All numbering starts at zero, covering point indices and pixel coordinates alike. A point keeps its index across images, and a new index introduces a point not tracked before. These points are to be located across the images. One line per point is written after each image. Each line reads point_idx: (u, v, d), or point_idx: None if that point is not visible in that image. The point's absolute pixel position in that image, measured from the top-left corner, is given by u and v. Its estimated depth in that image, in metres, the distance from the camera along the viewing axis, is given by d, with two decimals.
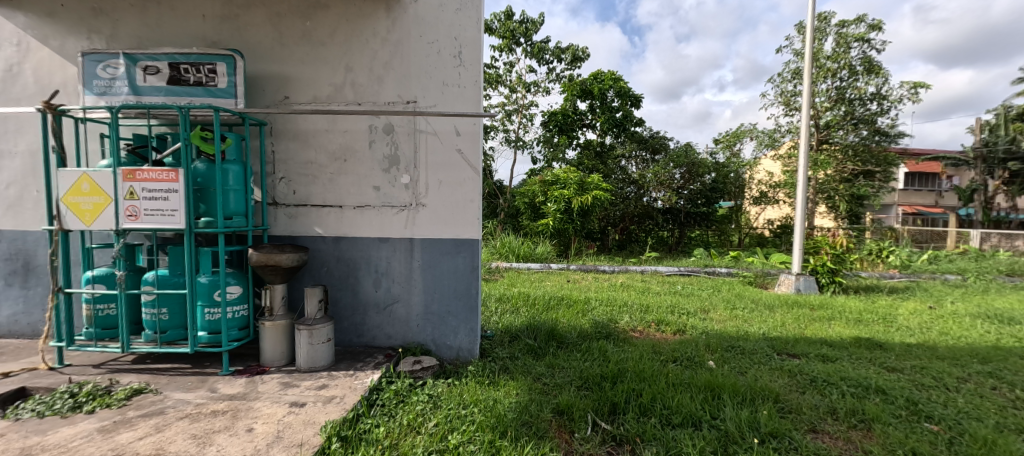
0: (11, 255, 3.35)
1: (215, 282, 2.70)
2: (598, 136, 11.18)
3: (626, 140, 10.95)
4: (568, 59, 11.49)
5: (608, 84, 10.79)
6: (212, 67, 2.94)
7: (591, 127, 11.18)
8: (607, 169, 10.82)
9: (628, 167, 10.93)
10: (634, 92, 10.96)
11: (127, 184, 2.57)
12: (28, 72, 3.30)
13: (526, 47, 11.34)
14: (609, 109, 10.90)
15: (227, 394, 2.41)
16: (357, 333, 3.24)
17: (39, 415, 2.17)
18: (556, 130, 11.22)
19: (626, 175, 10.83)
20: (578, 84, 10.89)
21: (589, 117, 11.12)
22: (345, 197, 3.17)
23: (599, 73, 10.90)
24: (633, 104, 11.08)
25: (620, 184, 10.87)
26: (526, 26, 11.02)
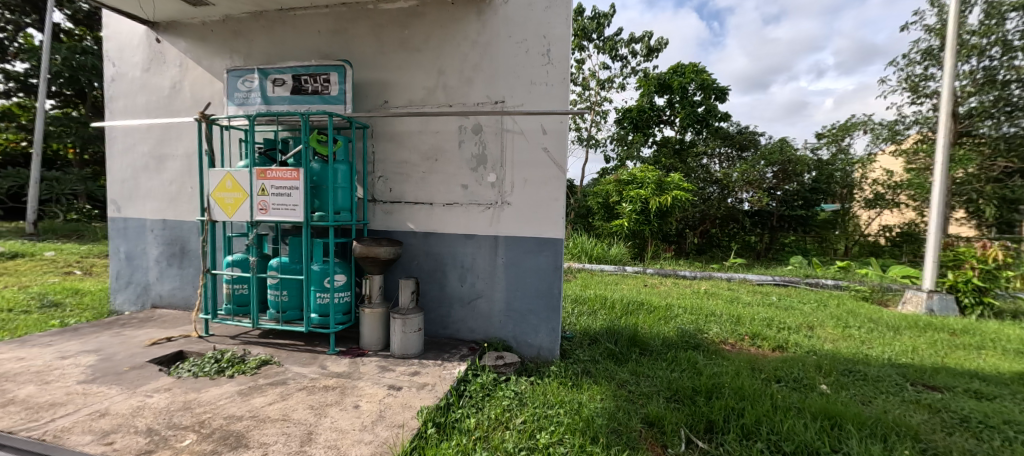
0: (172, 240, 4.04)
1: (325, 270, 3.01)
2: (677, 133, 10.59)
3: (709, 136, 10.21)
4: (642, 52, 11.00)
5: (689, 78, 10.11)
6: (326, 77, 3.28)
7: (669, 124, 10.59)
8: (686, 168, 10.14)
9: (710, 165, 10.14)
10: (719, 84, 10.11)
11: (260, 182, 2.96)
12: (186, 87, 3.95)
13: (598, 43, 11.11)
14: (690, 104, 10.18)
15: (335, 371, 2.68)
16: (443, 325, 3.40)
17: (194, 375, 2.59)
18: (631, 127, 10.85)
19: (709, 174, 10.03)
20: (655, 79, 10.39)
21: (668, 113, 10.54)
22: (435, 195, 3.34)
23: (678, 65, 10.28)
24: (718, 97, 10.22)
25: (701, 183, 10.12)
26: (599, 22, 10.79)
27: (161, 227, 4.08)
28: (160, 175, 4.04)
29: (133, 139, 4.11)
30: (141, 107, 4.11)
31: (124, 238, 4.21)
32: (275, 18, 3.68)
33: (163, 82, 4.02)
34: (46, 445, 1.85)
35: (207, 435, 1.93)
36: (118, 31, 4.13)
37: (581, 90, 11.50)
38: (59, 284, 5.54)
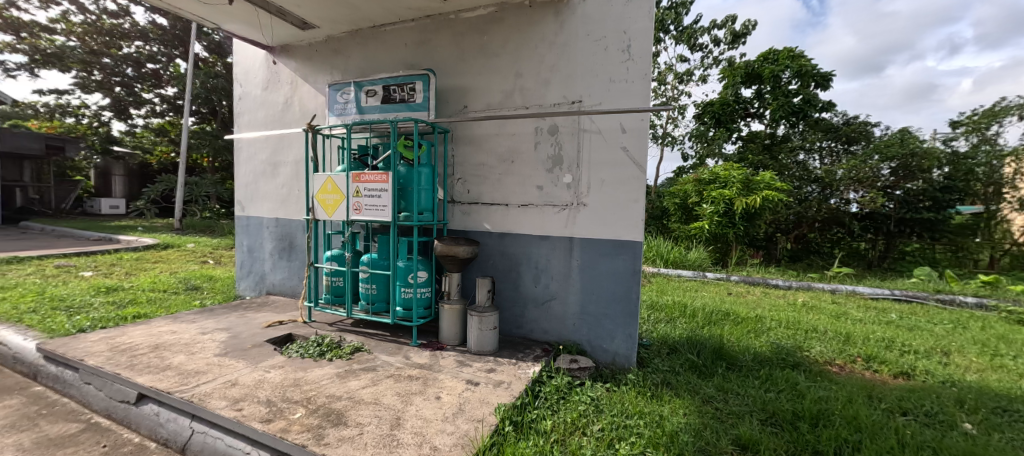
0: (283, 236, 4.59)
1: (409, 267, 3.21)
2: (767, 126, 9.67)
3: (807, 128, 9.21)
4: (726, 39, 10.19)
5: (784, 64, 9.11)
6: (412, 86, 3.51)
7: (758, 117, 9.68)
8: (779, 165, 9.23)
9: (808, 161, 9.13)
10: (820, 70, 8.99)
11: (355, 184, 3.24)
12: (295, 102, 4.47)
13: (675, 34, 10.52)
14: (783, 93, 9.20)
15: (418, 362, 2.85)
16: (516, 324, 3.45)
17: (301, 355, 2.93)
18: (713, 122, 10.14)
19: (806, 171, 9.03)
20: (742, 68, 9.54)
21: (756, 105, 9.64)
22: (511, 196, 3.40)
23: (770, 52, 9.34)
24: (818, 84, 9.08)
25: (797, 182, 9.13)
26: (677, 11, 10.21)
27: (274, 224, 4.65)
28: (274, 180, 4.61)
29: (254, 149, 4.75)
30: (261, 120, 4.73)
31: (246, 234, 4.87)
32: (368, 34, 4.02)
33: (278, 97, 4.58)
34: (196, 406, 2.28)
35: (314, 411, 2.21)
36: (244, 57, 4.81)
37: (657, 84, 10.99)
38: (199, 271, 6.58)
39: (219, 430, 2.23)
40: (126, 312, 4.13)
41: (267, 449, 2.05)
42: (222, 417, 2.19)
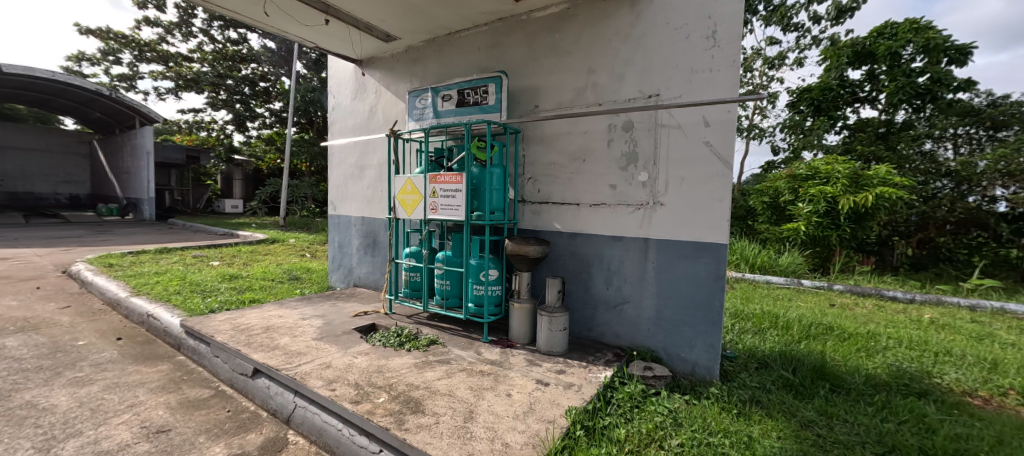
0: (368, 233, 4.95)
1: (481, 265, 3.28)
2: (881, 112, 8.45)
3: (936, 113, 7.88)
4: (828, 16, 9.07)
5: (905, 39, 7.79)
6: (485, 88, 3.59)
7: (869, 102, 8.49)
8: (898, 158, 8.01)
9: (936, 152, 7.84)
10: (953, 43, 7.61)
11: (432, 185, 3.38)
12: (379, 110, 4.79)
13: (765, 15, 9.58)
14: (904, 72, 7.90)
15: (489, 359, 2.91)
16: (587, 326, 3.37)
17: (383, 344, 3.18)
18: (811, 110, 9.09)
19: (935, 163, 7.73)
20: (849, 47, 8.39)
21: (866, 89, 8.46)
22: (582, 195, 3.32)
23: (887, 26, 8.05)
24: (952, 60, 7.73)
25: (920, 176, 7.88)
26: None
27: (361, 222, 5.03)
28: (361, 181, 4.99)
29: (344, 154, 5.19)
30: (350, 127, 5.15)
31: (337, 230, 5.34)
32: (444, 41, 4.18)
33: (364, 105, 4.95)
34: (298, 383, 2.60)
35: (394, 397, 2.41)
36: (337, 70, 5.27)
37: (744, 72, 10.12)
38: (300, 263, 7.35)
39: (315, 406, 2.53)
40: (244, 297, 4.76)
41: (355, 427, 2.29)
42: (319, 395, 2.47)
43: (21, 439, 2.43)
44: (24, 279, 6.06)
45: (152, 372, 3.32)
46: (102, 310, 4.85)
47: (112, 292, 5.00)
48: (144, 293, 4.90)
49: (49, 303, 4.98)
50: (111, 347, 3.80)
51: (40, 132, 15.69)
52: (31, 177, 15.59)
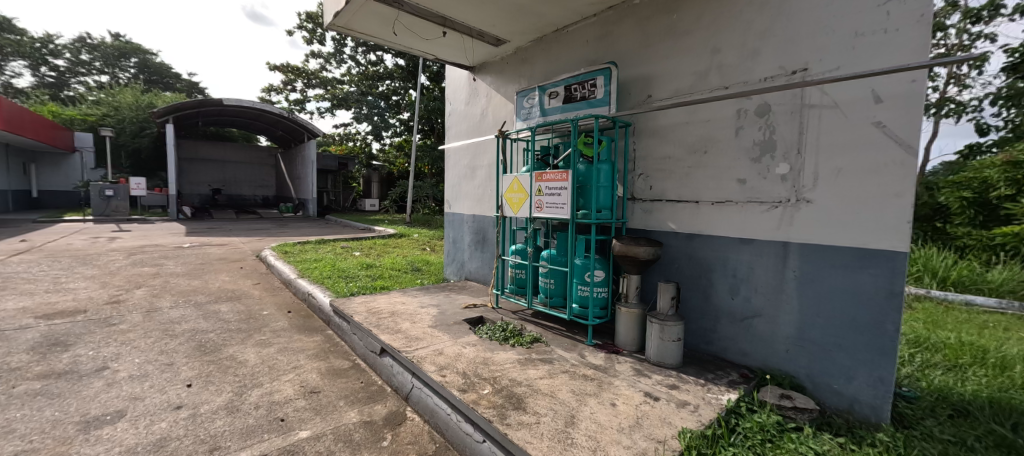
0: (478, 230, 5.13)
1: (586, 265, 3.12)
2: None
3: None
4: None
5: None
6: (593, 81, 3.42)
7: None
8: None
9: None
10: None
11: (538, 183, 3.33)
12: (489, 112, 4.93)
13: None
14: None
15: (593, 363, 2.76)
16: (706, 339, 2.98)
17: (489, 338, 3.25)
18: None
19: None
20: None
21: None
22: (702, 192, 2.94)
23: None
24: None
25: None
26: None
27: (472, 219, 5.24)
28: (473, 181, 5.19)
29: (458, 156, 5.46)
30: (464, 130, 5.40)
31: (452, 227, 5.65)
32: (552, 38, 4.09)
33: (477, 109, 5.13)
34: (415, 365, 2.78)
35: (497, 391, 2.43)
36: (453, 78, 5.56)
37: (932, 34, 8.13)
38: (423, 256, 8.00)
39: (429, 389, 2.67)
40: (377, 284, 5.33)
41: (462, 414, 2.35)
42: (431, 379, 2.61)
43: (227, 383, 3.05)
44: (233, 259, 7.72)
45: (309, 341, 3.89)
46: (279, 287, 5.89)
47: (285, 273, 6.05)
48: (307, 275, 5.81)
49: (247, 279, 6.24)
50: (283, 317, 4.58)
51: (244, 147, 19.92)
52: (238, 182, 19.88)
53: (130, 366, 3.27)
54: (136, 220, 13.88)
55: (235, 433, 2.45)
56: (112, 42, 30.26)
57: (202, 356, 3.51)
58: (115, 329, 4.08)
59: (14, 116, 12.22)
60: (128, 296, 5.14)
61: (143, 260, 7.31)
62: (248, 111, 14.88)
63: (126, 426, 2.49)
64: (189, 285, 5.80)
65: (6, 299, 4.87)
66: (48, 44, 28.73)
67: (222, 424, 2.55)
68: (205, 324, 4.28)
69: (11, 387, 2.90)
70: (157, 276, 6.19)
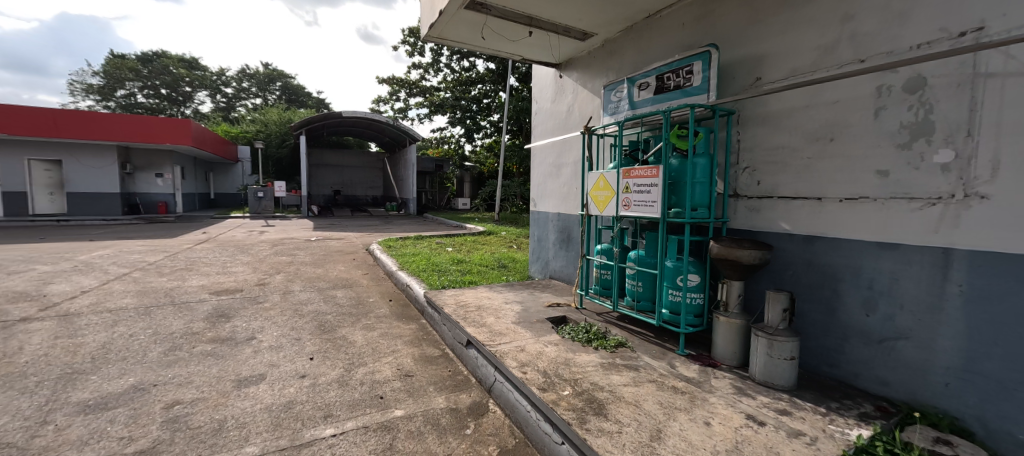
0: (564, 228, 5.01)
1: (678, 268, 2.85)
2: None
3: None
4: None
5: None
6: (689, 68, 3.09)
7: None
8: None
9: None
10: None
11: (625, 180, 3.13)
12: (575, 108, 4.78)
13: None
14: None
15: (685, 375, 2.50)
16: (830, 361, 2.53)
17: (571, 338, 3.13)
18: None
19: None
20: None
21: None
22: (827, 187, 2.49)
23: None
24: None
25: None
26: None
27: (558, 218, 5.14)
28: (558, 178, 5.09)
29: (543, 154, 5.40)
30: (550, 128, 5.32)
31: (537, 225, 5.62)
32: (644, 25, 3.82)
33: (563, 106, 5.02)
34: (497, 359, 2.79)
35: (578, 393, 2.31)
36: (540, 76, 5.51)
37: None
38: (511, 254, 8.11)
39: (509, 384, 2.65)
40: (466, 279, 5.51)
41: (539, 412, 2.28)
42: (511, 374, 2.58)
43: (341, 359, 3.38)
44: (348, 251, 8.61)
45: (405, 329, 4.14)
46: (382, 278, 6.41)
47: (388, 265, 6.56)
48: (405, 268, 6.24)
49: (358, 269, 6.91)
50: (385, 305, 4.96)
51: (358, 153, 22.20)
52: (350, 183, 22.21)
53: (271, 338, 3.80)
54: (274, 215, 16.25)
55: (344, 404, 2.69)
56: (264, 69, 36.06)
57: (322, 334, 3.93)
58: (261, 306, 4.78)
59: (201, 136, 15.14)
60: (271, 279, 6.00)
61: (282, 250, 8.53)
62: (360, 122, 16.60)
63: (266, 387, 2.90)
64: (314, 272, 6.60)
65: (193, 277, 6.02)
66: (219, 74, 35.29)
67: (334, 394, 2.81)
68: (325, 307, 4.79)
69: (191, 347, 3.56)
70: (292, 264, 7.15)
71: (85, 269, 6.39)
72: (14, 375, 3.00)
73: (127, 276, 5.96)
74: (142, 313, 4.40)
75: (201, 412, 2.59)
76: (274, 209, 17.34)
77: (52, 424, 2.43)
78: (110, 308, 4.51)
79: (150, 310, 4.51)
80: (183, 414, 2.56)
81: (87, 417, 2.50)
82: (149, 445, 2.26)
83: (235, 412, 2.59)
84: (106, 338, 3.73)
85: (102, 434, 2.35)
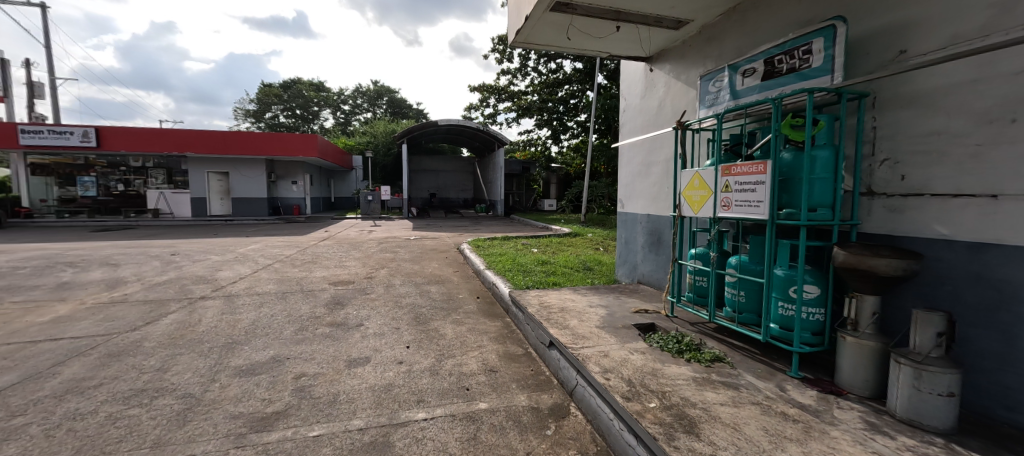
0: (654, 231, 4.70)
1: (791, 278, 2.47)
2: None
3: None
4: None
5: None
6: (807, 47, 2.67)
7: None
8: None
9: None
10: None
11: (725, 178, 2.81)
12: (668, 103, 4.46)
13: None
14: None
15: (797, 400, 2.16)
16: (1007, 402, 1.99)
17: (660, 348, 2.91)
18: None
19: None
20: None
21: None
22: (1006, 182, 1.95)
23: None
24: None
25: None
26: None
27: (647, 219, 4.85)
28: (648, 178, 4.79)
29: (632, 153, 5.13)
30: (640, 125, 5.04)
31: (625, 227, 5.36)
32: (750, 4, 3.41)
33: (654, 101, 4.71)
34: (579, 362, 2.69)
35: (666, 407, 2.13)
36: (628, 72, 5.25)
37: None
38: (596, 256, 7.88)
39: (591, 389, 2.54)
40: (550, 279, 5.47)
41: (622, 422, 2.14)
42: (594, 379, 2.46)
43: (433, 349, 3.54)
44: (441, 250, 9.11)
45: (491, 325, 4.22)
46: (471, 275, 6.65)
47: (477, 264, 6.78)
48: (492, 267, 6.39)
49: (449, 266, 7.25)
50: (472, 302, 5.12)
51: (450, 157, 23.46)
52: (444, 186, 23.55)
53: (377, 325, 4.14)
54: (379, 216, 17.88)
55: (435, 391, 2.80)
56: (374, 86, 39.98)
57: (417, 326, 4.18)
58: (368, 296, 5.25)
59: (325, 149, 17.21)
60: (376, 273, 6.57)
61: (385, 247, 9.32)
62: (453, 129, 17.57)
63: (371, 369, 3.15)
64: (412, 268, 7.08)
65: (316, 269, 6.85)
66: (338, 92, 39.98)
67: (427, 381, 2.95)
68: (420, 300, 5.10)
69: (314, 329, 4.03)
70: (394, 260, 7.76)
71: (240, 259, 7.63)
72: (194, 341, 3.68)
73: (270, 266, 6.98)
74: (278, 297, 5.10)
75: (321, 384, 2.90)
76: (380, 210, 19.07)
77: (218, 381, 2.92)
78: (257, 292, 5.32)
79: (284, 295, 5.21)
80: (308, 385, 2.89)
81: (243, 379, 2.96)
82: (282, 407, 2.59)
83: (347, 387, 2.85)
84: (254, 316, 4.39)
85: (251, 394, 2.75)
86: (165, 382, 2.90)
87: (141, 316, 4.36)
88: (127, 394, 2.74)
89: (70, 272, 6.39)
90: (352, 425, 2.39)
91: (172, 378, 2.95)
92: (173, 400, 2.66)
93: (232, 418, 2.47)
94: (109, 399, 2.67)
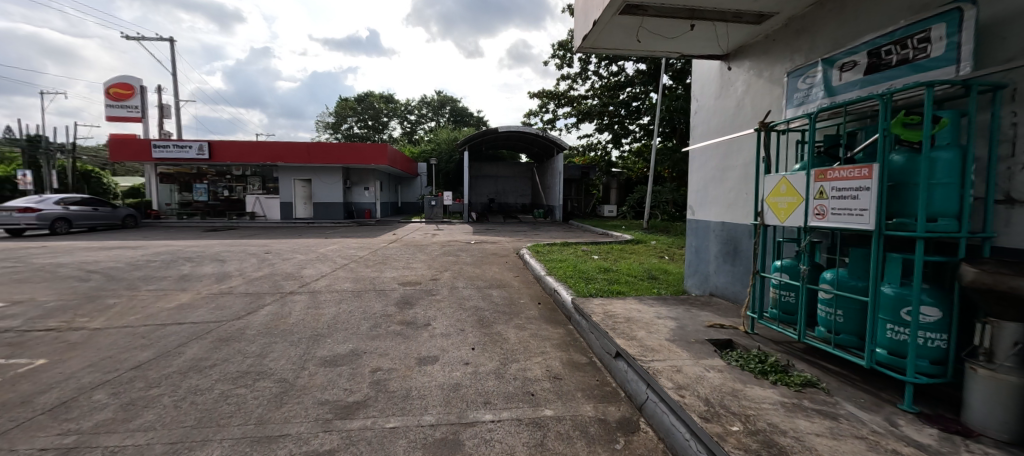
0: (730, 240, 4.39)
1: (903, 297, 2.17)
2: None
3: None
4: None
5: None
6: (924, 35, 2.35)
7: None
8: None
9: None
10: None
11: (819, 184, 2.55)
12: (748, 103, 4.15)
13: None
14: None
15: (913, 438, 1.89)
16: None
17: (740, 366, 2.69)
18: None
19: None
20: None
21: None
22: None
23: None
24: None
25: None
26: None
27: (721, 228, 4.54)
28: (724, 183, 4.49)
29: (706, 157, 4.84)
30: (715, 127, 4.74)
31: (696, 236, 5.06)
32: None
33: (731, 101, 4.41)
34: (649, 375, 2.56)
35: (752, 431, 1.96)
36: (702, 71, 4.97)
37: None
38: (662, 265, 7.53)
39: (664, 405, 2.40)
40: (615, 288, 5.31)
41: (700, 443, 2.01)
42: (667, 395, 2.33)
43: (497, 353, 3.58)
44: (502, 254, 9.23)
45: (554, 332, 4.18)
46: (532, 281, 6.65)
47: (537, 270, 6.78)
48: (554, 273, 6.35)
49: (510, 271, 7.32)
50: (534, 307, 5.11)
51: (510, 163, 23.79)
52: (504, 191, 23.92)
53: (443, 326, 4.27)
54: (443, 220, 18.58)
55: (501, 394, 2.82)
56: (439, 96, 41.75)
57: (481, 328, 4.25)
58: (435, 297, 5.45)
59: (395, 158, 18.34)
60: (440, 276, 6.81)
61: (448, 250, 9.64)
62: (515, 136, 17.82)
63: (440, 368, 3.25)
64: (473, 271, 7.24)
65: (386, 269, 7.24)
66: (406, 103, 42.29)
67: (493, 384, 2.98)
68: (483, 304, 5.19)
69: (386, 326, 4.25)
70: (457, 263, 8.00)
71: (321, 258, 8.30)
72: (285, 331, 4.04)
73: (346, 265, 7.52)
74: (353, 295, 5.46)
75: (395, 379, 3.04)
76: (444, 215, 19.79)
77: (307, 369, 3.18)
78: (336, 289, 5.74)
79: (359, 293, 5.57)
80: (382, 378, 3.05)
81: (327, 369, 3.19)
82: (361, 398, 2.75)
83: (417, 384, 2.97)
84: (333, 312, 4.73)
85: (335, 383, 2.95)
86: (264, 367, 3.22)
87: (244, 307, 4.88)
88: (235, 375, 3.06)
89: (187, 266, 7.35)
90: (424, 420, 2.48)
91: (270, 364, 3.26)
92: (271, 383, 2.93)
93: (320, 403, 2.67)
94: (221, 378, 3.01)
